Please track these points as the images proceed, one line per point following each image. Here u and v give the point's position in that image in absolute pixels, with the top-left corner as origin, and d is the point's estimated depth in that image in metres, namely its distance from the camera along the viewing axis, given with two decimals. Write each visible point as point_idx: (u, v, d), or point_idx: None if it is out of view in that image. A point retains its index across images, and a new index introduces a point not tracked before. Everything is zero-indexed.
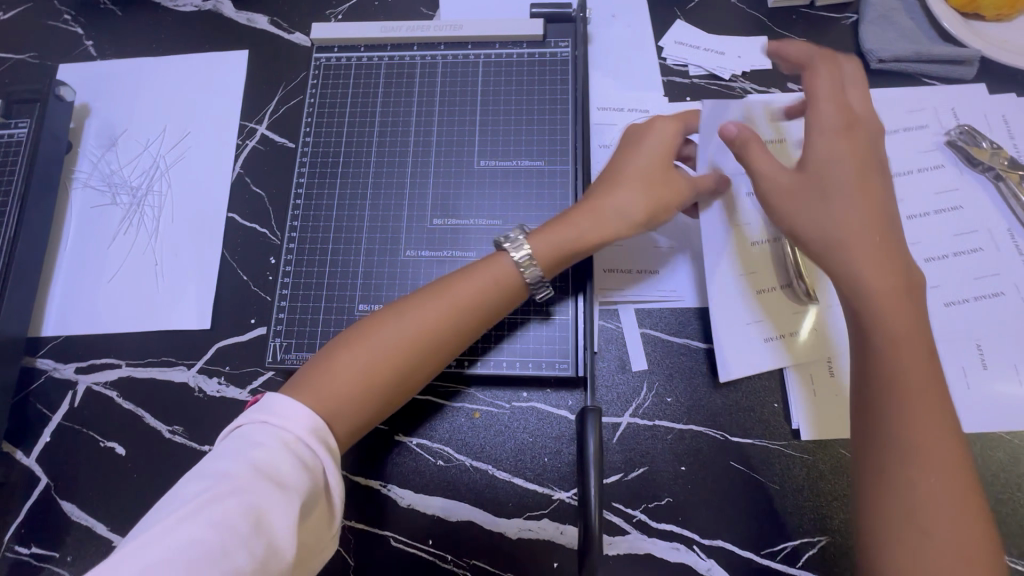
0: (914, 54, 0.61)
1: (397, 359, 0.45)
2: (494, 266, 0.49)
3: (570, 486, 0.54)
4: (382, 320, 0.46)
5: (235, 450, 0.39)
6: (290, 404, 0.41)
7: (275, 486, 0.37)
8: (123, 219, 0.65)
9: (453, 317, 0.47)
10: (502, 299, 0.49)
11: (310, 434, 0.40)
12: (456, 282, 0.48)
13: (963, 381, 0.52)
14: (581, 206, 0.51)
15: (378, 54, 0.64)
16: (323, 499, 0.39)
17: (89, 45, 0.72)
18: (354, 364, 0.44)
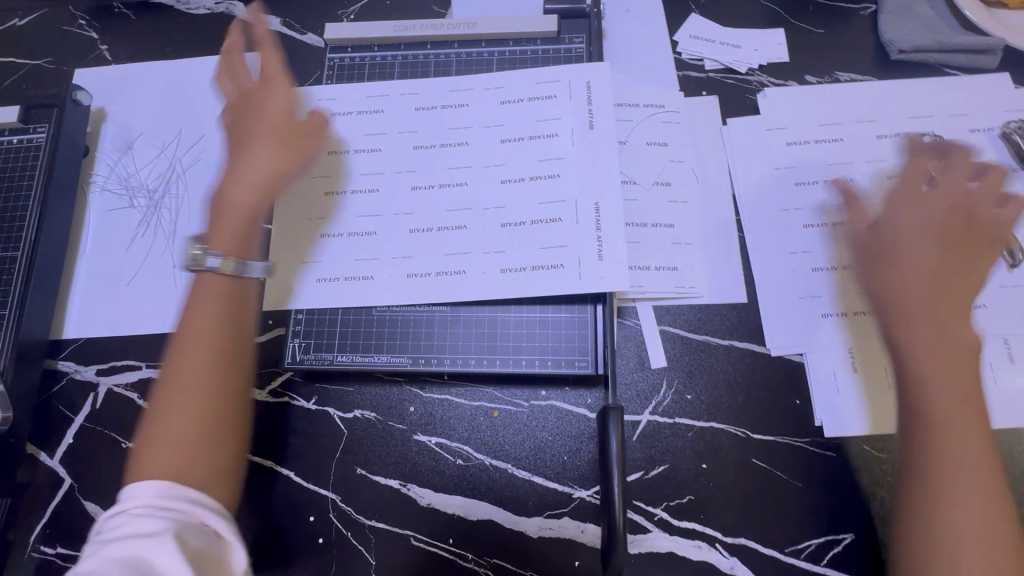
0: (936, 44, 0.61)
1: (190, 411, 0.42)
2: (205, 284, 0.46)
3: (590, 484, 0.53)
4: (172, 374, 0.43)
5: (107, 529, 0.37)
6: (152, 478, 0.39)
7: (148, 538, 0.35)
8: (140, 222, 0.66)
9: (224, 355, 0.44)
10: (240, 308, 0.46)
11: (157, 498, 0.38)
12: (199, 310, 0.45)
13: None
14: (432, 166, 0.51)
15: (392, 53, 0.64)
16: (213, 543, 0.38)
17: (104, 50, 0.73)
18: (168, 426, 0.41)
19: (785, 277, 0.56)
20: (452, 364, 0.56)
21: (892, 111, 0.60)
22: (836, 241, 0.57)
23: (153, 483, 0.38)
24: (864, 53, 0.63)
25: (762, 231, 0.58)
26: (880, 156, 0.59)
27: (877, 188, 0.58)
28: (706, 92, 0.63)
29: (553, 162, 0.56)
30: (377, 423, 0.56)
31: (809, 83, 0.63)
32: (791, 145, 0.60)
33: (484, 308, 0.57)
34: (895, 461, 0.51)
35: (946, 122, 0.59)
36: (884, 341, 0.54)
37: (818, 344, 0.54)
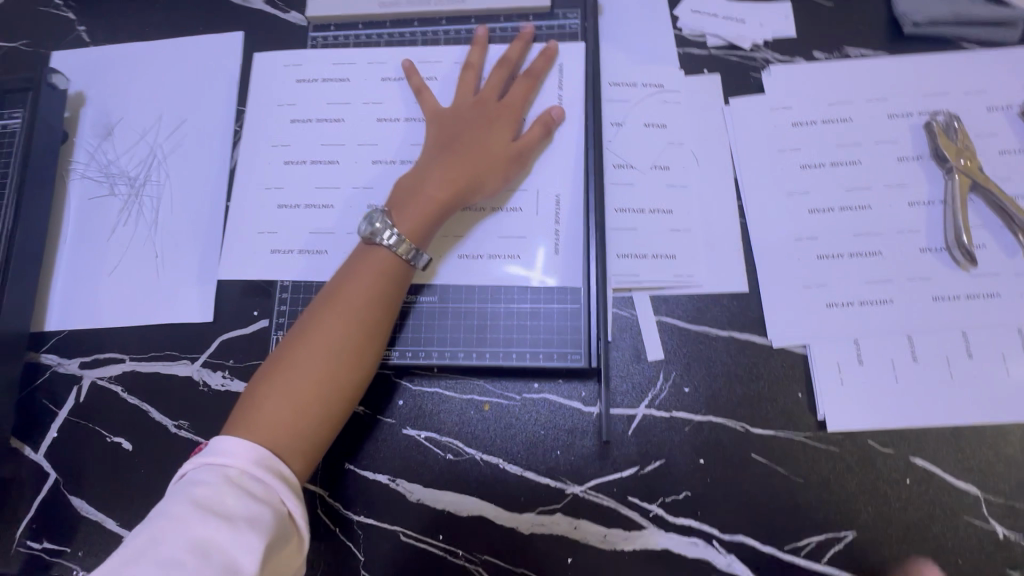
0: (952, 16, 0.57)
1: (324, 378, 0.43)
2: (369, 261, 0.47)
3: (584, 480, 0.52)
4: (294, 345, 0.44)
5: (179, 491, 0.37)
6: (236, 442, 0.39)
7: (221, 521, 0.35)
8: (122, 210, 0.64)
9: (365, 329, 0.45)
10: (397, 286, 0.48)
11: (260, 464, 0.39)
12: (349, 286, 0.46)
13: (1002, 366, 0.50)
14: (456, 155, 0.51)
15: (378, 32, 0.61)
16: (284, 525, 0.38)
17: (81, 31, 0.70)
18: (277, 393, 0.42)
19: (788, 265, 0.54)
20: (442, 357, 0.54)
21: (904, 89, 0.57)
22: (842, 227, 0.54)
23: (246, 443, 0.39)
24: (876, 27, 0.60)
25: (765, 217, 0.55)
26: (891, 136, 0.56)
27: (887, 171, 0.55)
28: (708, 70, 0.60)
29: None
30: (365, 417, 0.55)
31: (817, 59, 0.59)
32: (797, 126, 0.57)
33: (474, 299, 0.54)
34: (900, 456, 0.49)
35: (962, 100, 0.56)
36: (891, 332, 0.51)
37: (823, 335, 0.52)
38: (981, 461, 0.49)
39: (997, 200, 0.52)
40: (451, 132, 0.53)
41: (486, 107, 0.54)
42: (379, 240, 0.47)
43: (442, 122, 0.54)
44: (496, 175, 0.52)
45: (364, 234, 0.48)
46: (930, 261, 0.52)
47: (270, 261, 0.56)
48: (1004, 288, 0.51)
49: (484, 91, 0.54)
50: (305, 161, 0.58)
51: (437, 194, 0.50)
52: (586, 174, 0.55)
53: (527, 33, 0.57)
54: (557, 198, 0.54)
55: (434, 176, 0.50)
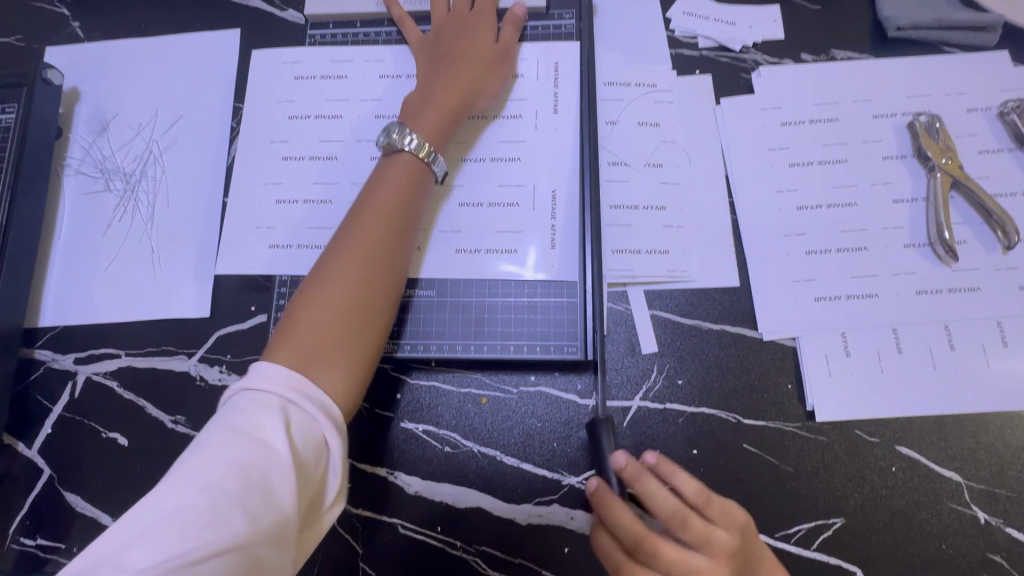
0: (935, 21, 0.59)
1: (358, 290, 0.45)
2: (389, 180, 0.50)
3: (581, 470, 0.53)
4: (325, 267, 0.46)
5: (217, 421, 0.39)
6: (277, 365, 0.41)
7: (259, 446, 0.37)
8: (117, 206, 0.64)
9: (393, 244, 0.48)
10: (418, 208, 0.50)
11: (296, 389, 0.40)
12: (375, 206, 0.49)
13: (982, 358, 0.51)
14: (449, 72, 0.54)
15: (375, 30, 0.62)
16: (318, 456, 0.39)
17: (76, 27, 0.70)
18: (314, 311, 0.44)
19: (778, 260, 0.55)
20: (439, 351, 0.54)
21: (889, 90, 0.59)
22: (830, 223, 0.56)
23: (288, 364, 0.41)
24: (861, 30, 0.61)
25: (755, 213, 0.56)
26: (876, 136, 0.57)
27: (873, 169, 0.57)
28: (699, 70, 0.61)
29: (516, 139, 0.57)
30: (363, 410, 0.55)
31: (804, 61, 0.61)
32: (786, 125, 0.59)
33: (471, 294, 0.55)
34: (885, 444, 0.51)
35: (944, 102, 0.58)
36: (877, 324, 0.53)
37: (812, 328, 0.53)
38: (963, 449, 0.50)
39: (977, 198, 0.54)
40: (441, 55, 0.56)
41: (463, 19, 0.57)
42: (400, 145, 0.51)
43: (428, 50, 0.57)
44: (488, 59, 0.55)
45: (383, 145, 0.51)
46: (914, 256, 0.54)
47: (269, 256, 0.56)
48: (985, 282, 0.53)
49: (465, 25, 0.57)
50: (302, 156, 0.58)
51: (444, 104, 0.53)
52: (582, 171, 0.56)
53: (518, 12, 0.58)
54: (552, 194, 0.56)
55: (433, 98, 0.53)
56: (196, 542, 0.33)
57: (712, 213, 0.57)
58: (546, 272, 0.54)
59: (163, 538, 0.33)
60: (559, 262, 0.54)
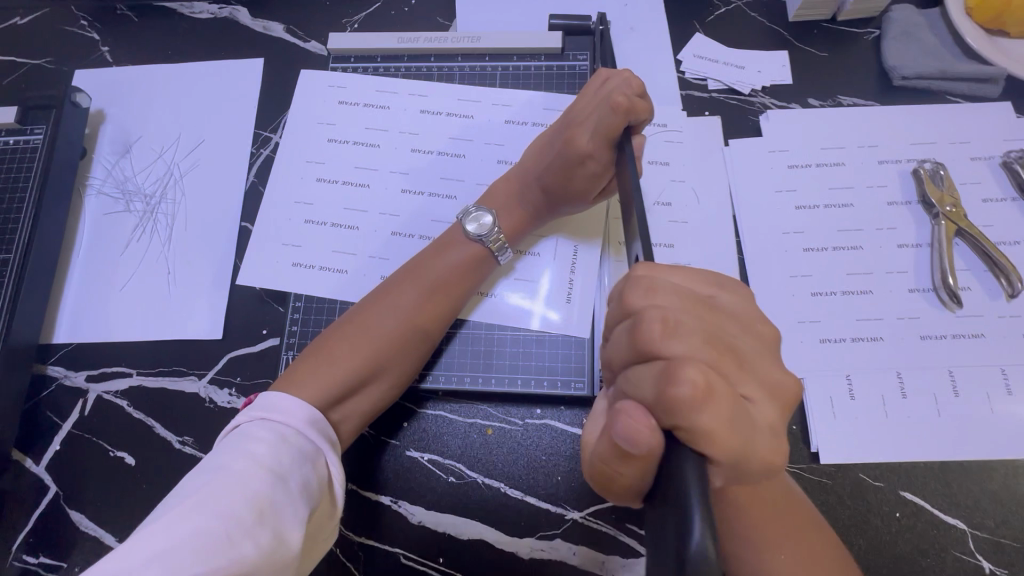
0: (939, 72, 0.61)
1: (388, 352, 0.48)
2: (448, 240, 0.54)
3: (584, 506, 0.53)
4: (364, 316, 0.49)
5: (235, 444, 0.39)
6: (286, 399, 0.43)
7: (276, 479, 0.37)
8: (137, 226, 0.65)
9: (426, 306, 0.50)
10: (459, 268, 0.52)
11: (311, 424, 0.42)
12: (423, 263, 0.52)
13: (986, 405, 0.52)
14: (550, 173, 0.53)
15: (395, 65, 0.64)
16: (323, 491, 0.41)
17: (105, 51, 0.72)
18: (342, 360, 0.47)
19: (785, 301, 0.56)
20: (447, 382, 0.55)
21: (893, 138, 0.60)
22: (835, 265, 0.57)
23: (303, 403, 0.43)
24: (867, 78, 0.63)
25: (762, 254, 0.57)
26: (882, 181, 0.59)
27: (878, 214, 0.58)
28: (709, 112, 0.63)
29: None
30: (370, 437, 0.55)
31: (812, 105, 0.63)
32: (793, 168, 0.60)
33: (481, 326, 0.56)
34: (889, 489, 0.51)
35: (947, 149, 0.59)
36: (880, 368, 0.53)
37: (816, 369, 0.54)
38: (968, 496, 0.50)
39: (981, 246, 0.55)
40: (546, 151, 0.53)
41: (587, 103, 0.51)
42: (478, 236, 0.53)
43: (552, 132, 0.54)
44: (581, 171, 0.51)
45: (461, 227, 0.54)
46: (918, 301, 0.55)
47: (281, 281, 0.57)
48: (988, 329, 0.53)
49: (569, 114, 0.53)
50: (320, 184, 0.59)
51: (520, 207, 0.55)
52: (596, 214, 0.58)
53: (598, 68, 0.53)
54: (573, 250, 0.57)
55: (518, 194, 0.55)
56: (208, 568, 0.32)
57: (720, 252, 0.57)
58: (561, 315, 0.56)
59: (175, 561, 0.32)
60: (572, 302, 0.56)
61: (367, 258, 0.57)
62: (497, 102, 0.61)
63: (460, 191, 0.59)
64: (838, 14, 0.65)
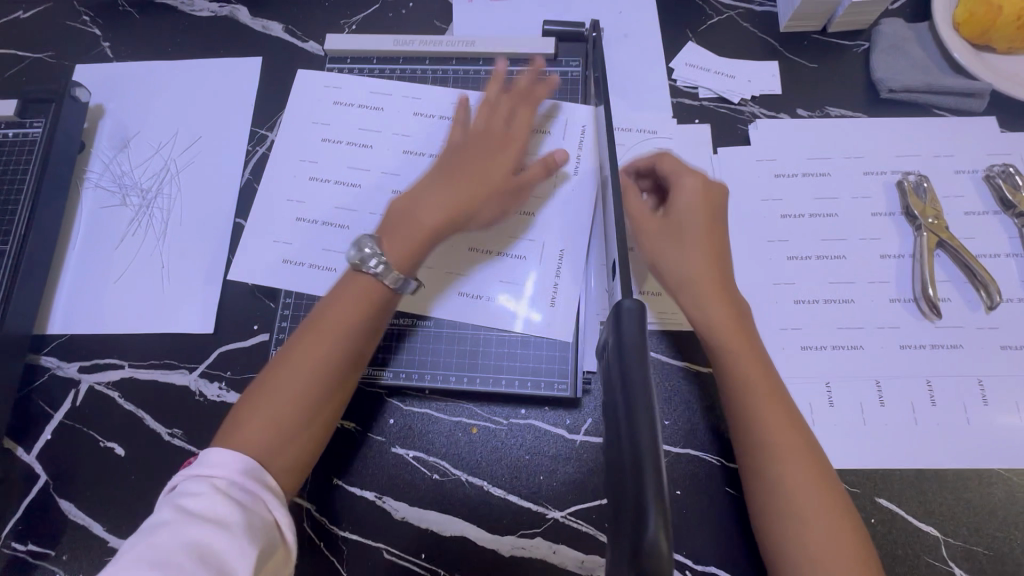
0: (925, 85, 0.61)
1: (310, 397, 0.46)
2: (358, 280, 0.49)
3: (565, 505, 0.54)
4: (279, 368, 0.46)
5: (173, 500, 0.40)
6: (217, 457, 0.42)
7: (214, 529, 0.38)
8: (132, 220, 0.66)
9: (344, 346, 0.48)
10: (378, 304, 0.49)
11: (247, 475, 0.42)
12: (330, 305, 0.48)
13: (963, 415, 0.52)
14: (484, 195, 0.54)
15: (391, 67, 0.65)
16: (270, 533, 0.41)
17: (106, 47, 0.73)
18: (263, 411, 0.45)
19: (767, 308, 0.57)
20: (433, 380, 0.56)
21: (879, 149, 0.61)
22: (818, 274, 0.57)
23: (235, 454, 0.43)
24: (855, 90, 0.64)
25: (747, 261, 0.58)
26: (867, 193, 0.60)
27: (862, 224, 0.59)
28: (699, 119, 0.64)
29: None
30: (356, 434, 0.56)
31: (800, 116, 0.63)
32: (779, 177, 0.61)
33: (467, 326, 0.57)
34: (865, 495, 0.51)
35: (932, 162, 0.60)
36: (859, 376, 0.54)
37: (797, 375, 0.55)
38: (943, 504, 0.51)
39: (962, 258, 0.55)
40: (477, 171, 0.54)
41: (496, 138, 0.56)
42: (367, 268, 0.48)
43: (475, 152, 0.55)
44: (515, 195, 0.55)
45: (354, 262, 0.49)
46: (899, 311, 0.56)
47: (272, 278, 0.58)
48: (967, 340, 0.54)
49: (479, 133, 0.56)
50: (313, 183, 0.60)
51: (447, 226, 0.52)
52: (584, 220, 0.58)
53: (499, 73, 0.60)
54: (561, 251, 0.57)
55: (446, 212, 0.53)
56: None
57: None
58: (542, 316, 0.56)
59: None
60: (559, 306, 0.56)
61: None
62: None
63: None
64: (828, 26, 0.66)
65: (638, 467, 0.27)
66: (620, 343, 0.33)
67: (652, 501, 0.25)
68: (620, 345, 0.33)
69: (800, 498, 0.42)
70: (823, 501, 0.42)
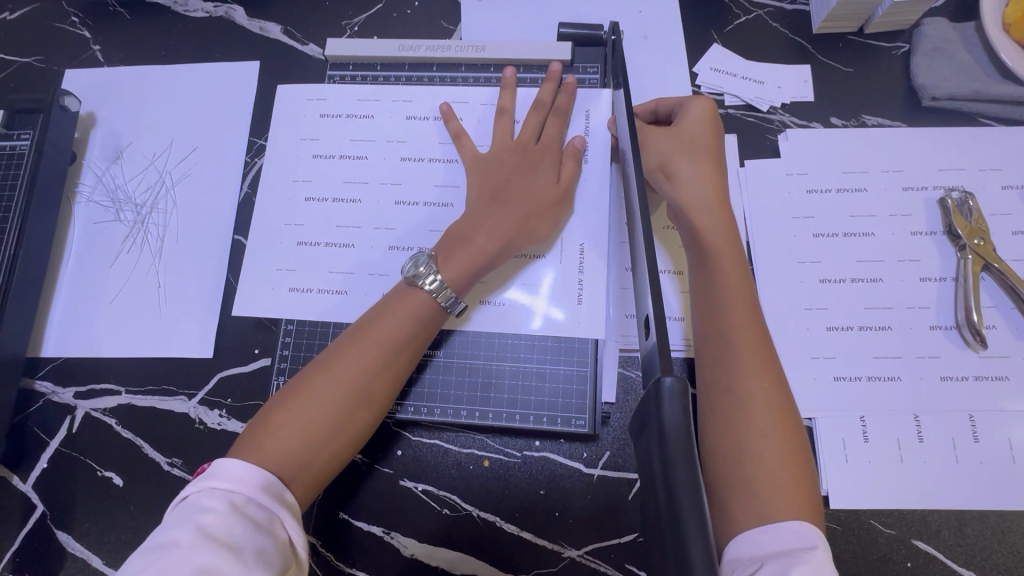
0: (972, 93, 0.57)
1: (338, 417, 0.44)
2: (405, 300, 0.48)
3: (582, 544, 0.51)
4: (313, 382, 0.45)
5: (182, 518, 0.37)
6: (235, 466, 0.40)
7: (229, 551, 0.36)
8: (127, 237, 0.63)
9: (381, 368, 0.46)
10: (421, 324, 0.48)
11: (266, 490, 0.40)
12: (374, 323, 0.47)
13: (1008, 452, 0.49)
14: (525, 203, 0.51)
15: (396, 74, 0.61)
16: (285, 554, 0.39)
17: (96, 50, 0.69)
18: (293, 424, 0.43)
19: (797, 336, 0.53)
20: (442, 414, 0.53)
21: (920, 162, 0.57)
22: (852, 299, 0.54)
23: (255, 468, 0.40)
24: (894, 97, 0.60)
25: (776, 284, 0.55)
26: (906, 210, 0.56)
27: (901, 244, 0.55)
28: (725, 130, 0.60)
29: None
30: (363, 466, 0.54)
31: (834, 125, 0.59)
32: (812, 193, 0.57)
33: (479, 356, 0.54)
34: (900, 537, 0.49)
35: (977, 177, 0.56)
36: (896, 409, 0.51)
37: (830, 408, 0.51)
38: (983, 547, 0.48)
39: (1009, 283, 0.51)
40: (509, 183, 0.52)
41: (526, 153, 0.53)
42: (422, 285, 0.48)
43: (506, 167, 0.53)
44: (554, 196, 0.52)
45: (407, 276, 0.49)
46: (939, 339, 0.52)
47: (272, 301, 0.55)
48: (1013, 371, 0.51)
49: (512, 142, 0.54)
50: (313, 200, 0.57)
51: (494, 238, 0.50)
52: (607, 220, 0.53)
53: (510, 78, 0.57)
54: (581, 248, 0.53)
55: (486, 227, 0.50)
56: None
57: None
58: (569, 322, 0.52)
59: None
60: (583, 314, 0.52)
61: (362, 280, 0.55)
62: None
63: (458, 198, 0.56)
64: (866, 27, 0.61)
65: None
66: (661, 427, 0.26)
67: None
68: (660, 429, 0.26)
69: (767, 471, 0.38)
70: (793, 477, 0.38)
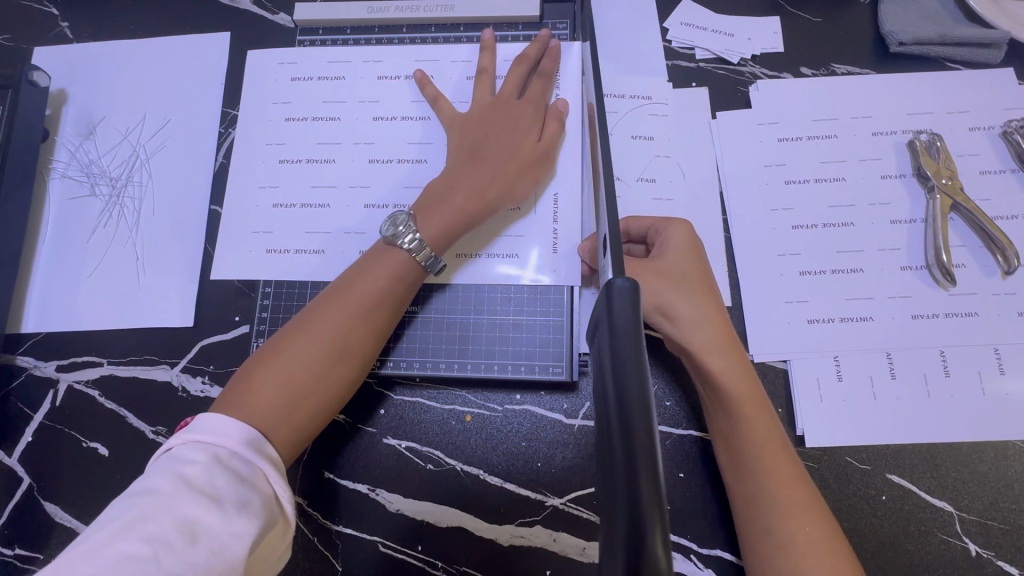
0: (938, 37, 0.57)
1: (320, 373, 0.44)
2: (386, 258, 0.48)
3: (565, 492, 0.52)
4: (292, 339, 0.45)
5: (164, 468, 0.37)
6: (216, 420, 0.40)
7: (208, 503, 0.35)
8: (103, 211, 0.63)
9: (362, 326, 0.46)
10: (399, 280, 0.48)
11: (250, 447, 0.40)
12: (355, 281, 0.47)
13: (978, 385, 0.50)
14: (508, 156, 0.51)
15: (366, 37, 0.61)
16: (270, 508, 0.38)
17: (65, 27, 0.69)
18: (274, 380, 0.43)
19: (770, 282, 0.54)
20: (422, 367, 0.54)
21: (889, 107, 0.57)
22: (824, 243, 0.54)
23: (237, 422, 0.40)
24: (862, 45, 0.60)
25: (749, 231, 0.55)
26: (876, 154, 0.56)
27: (872, 187, 0.55)
28: (696, 83, 0.60)
29: None
30: (347, 426, 0.54)
31: (803, 74, 0.60)
32: (783, 141, 0.57)
33: (457, 310, 0.55)
34: (876, 472, 0.49)
35: (945, 120, 0.56)
36: (869, 347, 0.52)
37: (804, 350, 0.52)
38: (956, 478, 0.49)
39: (978, 221, 0.52)
40: (492, 137, 0.52)
41: (508, 108, 0.53)
42: (400, 244, 0.48)
43: (489, 122, 0.53)
44: (536, 152, 0.52)
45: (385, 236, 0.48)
46: (910, 279, 0.53)
47: (248, 265, 0.55)
48: (982, 307, 0.52)
49: (491, 99, 0.54)
50: (286, 165, 0.57)
51: (476, 192, 0.50)
52: (581, 169, 0.54)
53: (488, 39, 0.57)
54: (553, 197, 0.54)
55: (467, 183, 0.50)
56: None
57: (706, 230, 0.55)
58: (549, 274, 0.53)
59: None
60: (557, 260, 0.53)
61: (337, 242, 0.55)
62: (470, 75, 0.58)
63: (431, 154, 0.56)
64: None
65: (630, 472, 0.23)
66: (613, 324, 0.27)
67: (648, 521, 0.21)
68: (610, 327, 0.27)
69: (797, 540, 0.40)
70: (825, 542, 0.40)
